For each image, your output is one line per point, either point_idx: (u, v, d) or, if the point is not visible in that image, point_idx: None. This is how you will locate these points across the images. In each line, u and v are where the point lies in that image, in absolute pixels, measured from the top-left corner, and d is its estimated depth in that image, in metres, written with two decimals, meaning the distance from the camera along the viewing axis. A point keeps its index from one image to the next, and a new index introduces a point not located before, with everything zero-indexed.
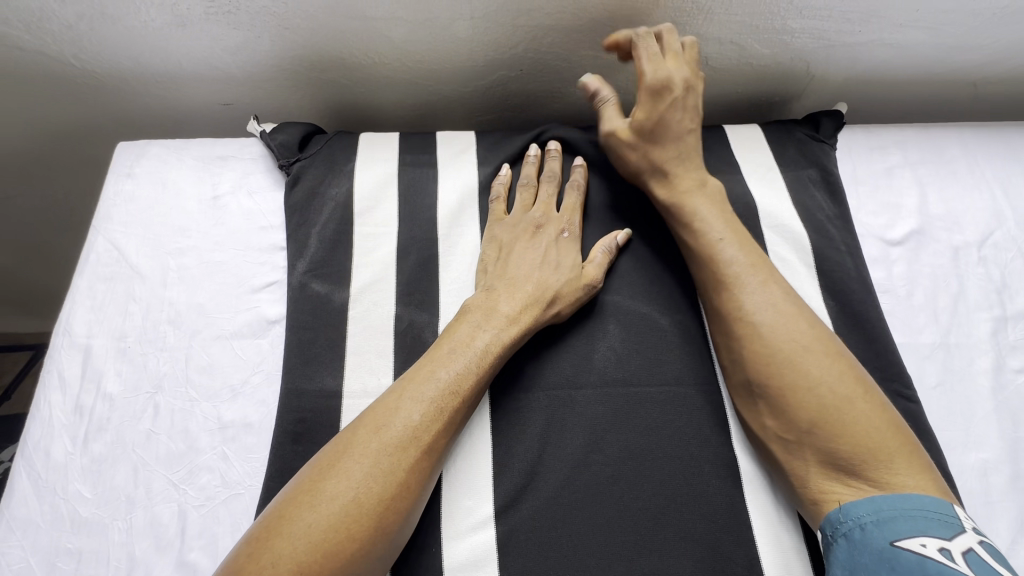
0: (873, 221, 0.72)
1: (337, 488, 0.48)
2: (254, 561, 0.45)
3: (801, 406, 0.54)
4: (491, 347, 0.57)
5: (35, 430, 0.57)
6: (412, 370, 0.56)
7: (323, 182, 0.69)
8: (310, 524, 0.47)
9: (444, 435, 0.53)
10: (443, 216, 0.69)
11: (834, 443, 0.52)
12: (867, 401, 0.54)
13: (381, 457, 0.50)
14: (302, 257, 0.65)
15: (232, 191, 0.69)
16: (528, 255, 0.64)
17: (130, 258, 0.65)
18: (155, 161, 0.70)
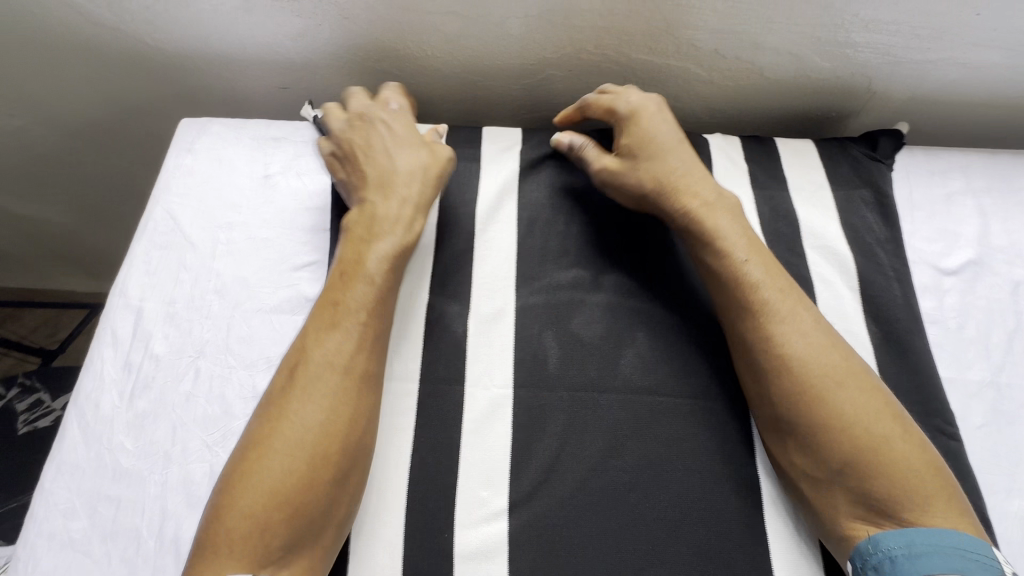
0: (927, 248, 0.69)
1: (281, 434, 0.52)
2: (217, 517, 0.49)
3: (833, 446, 0.52)
4: (382, 257, 0.60)
5: (88, 382, 0.61)
6: (321, 311, 0.58)
7: None
8: (269, 469, 0.51)
9: (365, 355, 0.56)
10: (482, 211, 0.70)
11: (869, 485, 0.50)
12: (905, 439, 0.52)
13: (316, 394, 0.53)
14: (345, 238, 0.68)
15: (283, 172, 0.72)
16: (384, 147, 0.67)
17: (184, 228, 0.68)
18: (214, 138, 0.74)
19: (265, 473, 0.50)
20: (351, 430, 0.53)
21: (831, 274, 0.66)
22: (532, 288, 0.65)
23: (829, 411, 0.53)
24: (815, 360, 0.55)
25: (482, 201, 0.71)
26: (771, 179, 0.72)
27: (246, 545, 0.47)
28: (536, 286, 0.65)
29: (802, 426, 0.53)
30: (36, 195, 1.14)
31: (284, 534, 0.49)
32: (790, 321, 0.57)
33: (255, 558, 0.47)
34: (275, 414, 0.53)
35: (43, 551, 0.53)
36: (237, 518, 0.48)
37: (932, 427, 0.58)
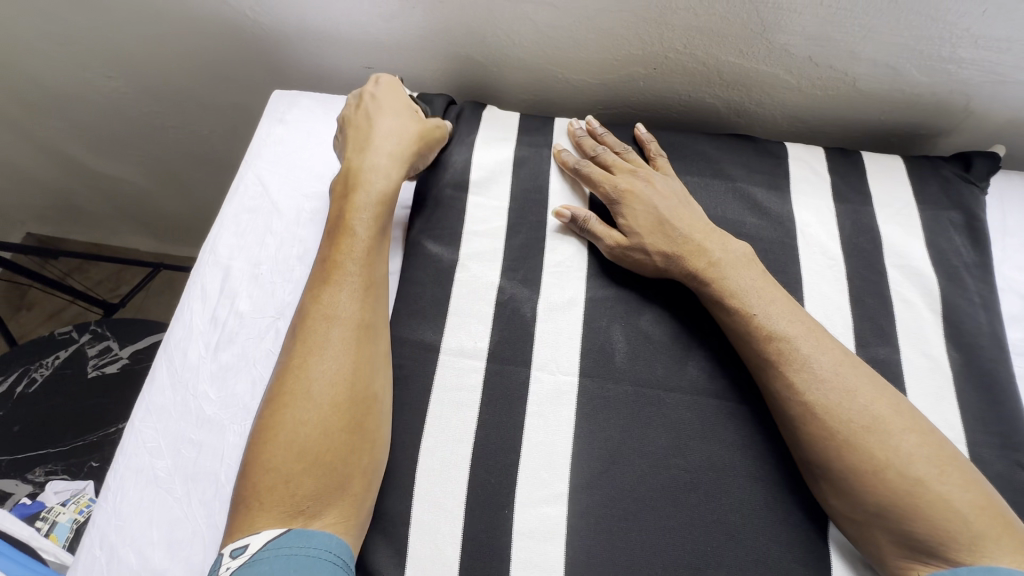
0: (1016, 277, 0.66)
1: (300, 393, 0.55)
2: (253, 478, 0.52)
3: (869, 489, 0.51)
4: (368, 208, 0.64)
5: (177, 331, 0.64)
6: (323, 273, 0.61)
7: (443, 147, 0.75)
8: (287, 426, 0.54)
9: (364, 310, 0.60)
10: (557, 201, 0.71)
11: (911, 525, 0.49)
12: (951, 474, 0.51)
13: (327, 354, 0.57)
14: (419, 214, 0.71)
15: None
16: (381, 117, 0.70)
17: (272, 195, 0.71)
18: (305, 111, 0.77)
19: (282, 435, 0.53)
20: (357, 378, 0.56)
21: (913, 295, 0.64)
22: (602, 280, 0.66)
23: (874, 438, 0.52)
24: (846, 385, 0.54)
25: (558, 191, 0.71)
26: (854, 193, 0.71)
27: (274, 503, 0.50)
28: (606, 280, 0.66)
29: (838, 450, 0.52)
30: (122, 155, 1.20)
31: (309, 485, 0.52)
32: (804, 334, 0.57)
33: (286, 515, 0.50)
34: (282, 380, 0.56)
35: (132, 483, 0.57)
36: (263, 476, 0.52)
37: (1010, 460, 0.57)
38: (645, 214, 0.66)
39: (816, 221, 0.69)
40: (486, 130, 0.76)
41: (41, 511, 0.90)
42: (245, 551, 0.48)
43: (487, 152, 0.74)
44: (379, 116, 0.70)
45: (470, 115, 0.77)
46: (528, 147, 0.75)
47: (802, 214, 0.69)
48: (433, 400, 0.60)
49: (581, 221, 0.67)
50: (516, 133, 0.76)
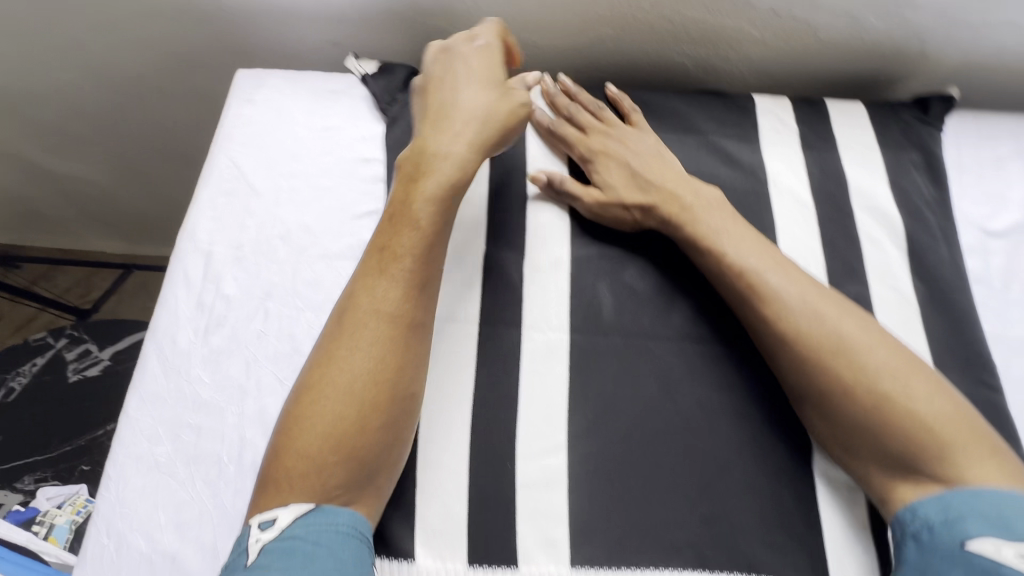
0: (973, 210, 0.70)
1: (341, 384, 0.53)
2: (282, 459, 0.51)
3: (855, 407, 0.54)
4: (433, 195, 0.59)
5: (162, 319, 0.64)
6: (375, 257, 0.58)
7: (418, 120, 0.73)
8: (324, 415, 0.52)
9: (416, 306, 0.56)
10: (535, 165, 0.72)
11: (893, 439, 0.52)
12: (934, 393, 0.53)
13: (375, 345, 0.54)
14: (399, 187, 0.70)
15: (342, 125, 0.73)
16: (461, 80, 0.65)
17: (247, 176, 0.70)
18: (272, 91, 0.76)
19: (318, 422, 0.52)
20: (398, 375, 0.54)
21: (880, 234, 0.68)
22: (586, 240, 0.67)
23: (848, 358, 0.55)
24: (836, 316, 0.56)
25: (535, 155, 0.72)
26: (821, 140, 0.73)
27: (302, 484, 0.50)
28: (589, 239, 0.67)
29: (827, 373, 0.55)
30: (80, 151, 1.15)
31: (339, 473, 0.51)
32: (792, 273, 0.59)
33: (311, 493, 0.50)
34: (310, 370, 0.55)
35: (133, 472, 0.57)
36: (291, 457, 0.51)
37: (973, 378, 0.60)
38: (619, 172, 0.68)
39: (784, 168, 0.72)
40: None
41: (36, 516, 0.88)
42: (274, 526, 0.48)
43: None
44: (463, 89, 0.64)
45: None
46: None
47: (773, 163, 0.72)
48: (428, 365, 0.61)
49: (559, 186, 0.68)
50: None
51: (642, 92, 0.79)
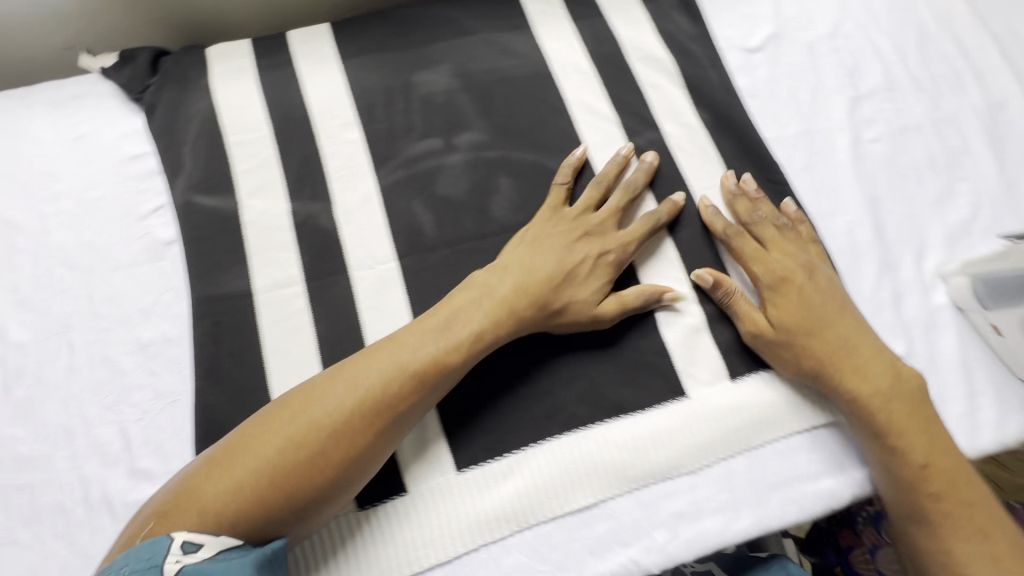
0: (733, 34, 0.86)
1: (271, 447, 0.59)
2: (172, 514, 0.55)
3: (820, 350, 0.70)
4: (423, 362, 0.64)
5: (1, 395, 0.64)
6: (376, 351, 0.64)
7: (178, 100, 0.77)
8: (248, 469, 0.57)
9: (364, 438, 0.61)
10: (326, 133, 0.76)
11: (812, 362, 0.69)
12: (850, 325, 0.71)
13: (300, 437, 0.59)
14: (182, 174, 0.73)
15: (93, 129, 0.76)
16: (551, 245, 0.71)
17: (2, 212, 0.72)
18: (8, 113, 0.77)
19: (242, 476, 0.57)
20: (349, 456, 0.60)
21: (659, 79, 0.81)
22: (391, 166, 0.75)
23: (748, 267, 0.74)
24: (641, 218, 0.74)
25: (324, 124, 0.76)
26: (587, 11, 0.85)
27: (210, 526, 0.55)
28: (391, 167, 0.75)
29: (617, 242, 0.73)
30: None
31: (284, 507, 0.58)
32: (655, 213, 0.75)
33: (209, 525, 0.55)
34: (246, 431, 0.60)
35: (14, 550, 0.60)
36: (200, 505, 0.56)
37: (764, 180, 0.79)
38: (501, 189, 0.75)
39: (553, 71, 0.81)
40: (234, 91, 0.77)
41: None
42: (198, 548, 0.54)
43: (244, 110, 0.76)
44: (549, 253, 0.71)
45: (214, 80, 0.78)
46: (281, 94, 0.77)
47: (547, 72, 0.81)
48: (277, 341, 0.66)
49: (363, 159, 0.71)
50: (263, 84, 0.78)
51: (389, 21, 0.85)
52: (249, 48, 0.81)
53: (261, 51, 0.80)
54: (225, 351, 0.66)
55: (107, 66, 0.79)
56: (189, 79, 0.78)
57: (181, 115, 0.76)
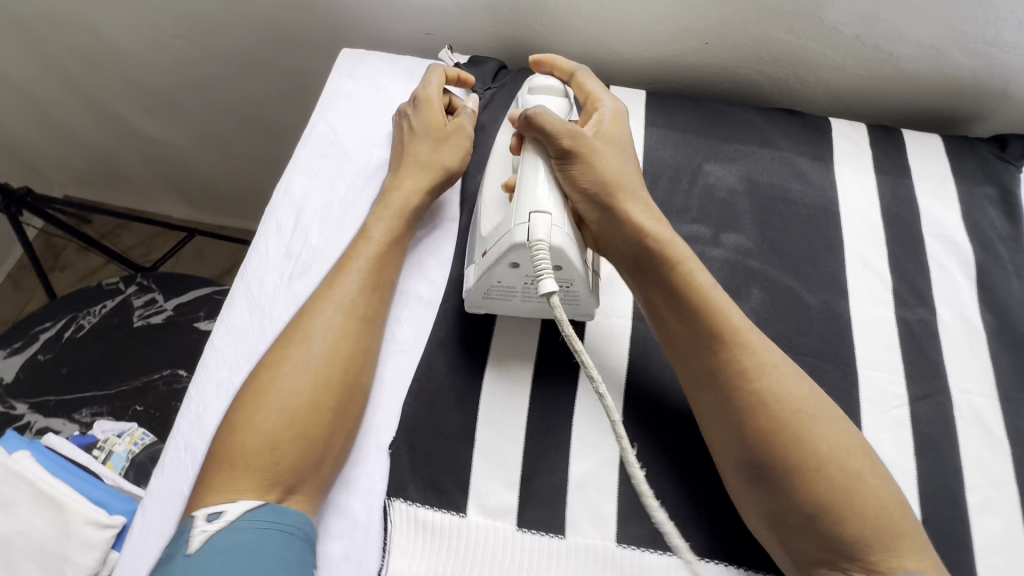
0: None
1: (309, 345, 0.49)
2: (268, 364, 0.49)
3: (841, 494, 0.41)
4: (391, 243, 0.56)
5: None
6: (357, 247, 0.55)
7: (889, 210, 0.61)
8: (309, 344, 0.49)
9: (365, 319, 0.52)
10: (959, 408, 0.52)
11: (844, 525, 0.40)
12: (870, 470, 0.42)
13: (337, 305, 0.51)
14: (808, 262, 0.58)
15: (804, 144, 0.65)
16: (613, 157, 0.54)
17: (681, 114, 0.67)
18: (772, 67, 0.71)
19: (290, 360, 0.49)
20: (334, 392, 0.48)
21: None
22: (987, 528, 0.48)
23: (783, 440, 0.43)
24: (791, 398, 0.44)
25: (971, 398, 0.52)
26: None
27: (265, 429, 0.45)
28: (988, 533, 0.48)
29: (727, 423, 0.45)
30: None
31: (295, 456, 0.45)
32: (815, 443, 0.42)
33: (274, 430, 0.45)
34: (326, 364, 0.49)
35: (286, 214, 0.61)
36: (261, 388, 0.47)
37: None
38: (595, 159, 0.52)
39: (496, 223, 0.52)
40: (936, 269, 0.58)
41: None
42: (221, 518, 0.41)
43: (922, 291, 0.57)
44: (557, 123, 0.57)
45: (931, 239, 0.60)
46: (970, 324, 0.56)
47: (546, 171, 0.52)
48: (655, 464, 0.50)
49: (537, 121, 0.52)
50: (970, 297, 0.57)
51: None
52: (1014, 247, 0.59)
53: (1013, 273, 0.58)
54: (651, 409, 0.51)
55: (875, 127, 0.67)
56: (910, 209, 0.61)
57: (870, 225, 0.60)
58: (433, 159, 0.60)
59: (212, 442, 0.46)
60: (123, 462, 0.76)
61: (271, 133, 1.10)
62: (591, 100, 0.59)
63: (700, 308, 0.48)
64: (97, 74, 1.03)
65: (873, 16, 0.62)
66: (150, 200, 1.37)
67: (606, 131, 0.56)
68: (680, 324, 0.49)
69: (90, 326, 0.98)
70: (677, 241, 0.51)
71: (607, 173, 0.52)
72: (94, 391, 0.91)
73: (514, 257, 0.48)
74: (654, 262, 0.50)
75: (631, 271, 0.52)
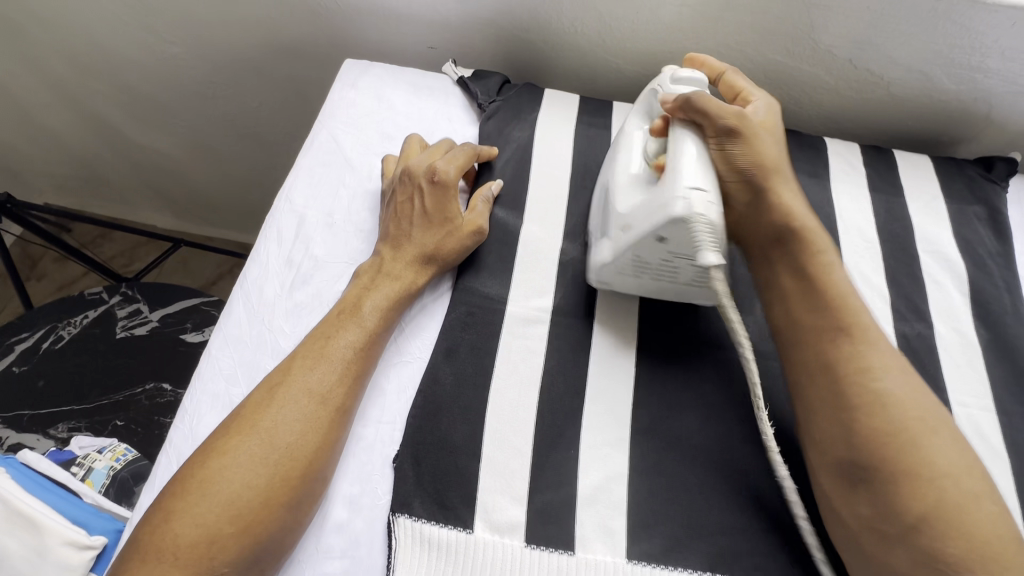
0: None
1: (277, 425, 0.45)
2: (227, 439, 0.45)
3: (944, 504, 0.40)
4: (378, 310, 0.52)
5: (500, 206, 0.61)
6: (342, 312, 0.52)
7: (884, 227, 0.63)
8: (277, 424, 0.45)
9: (344, 395, 0.48)
10: (959, 420, 0.53)
11: (948, 540, 0.40)
12: (977, 488, 0.42)
13: (314, 381, 0.48)
14: None
15: (802, 162, 0.67)
16: (766, 144, 0.54)
17: None
18: (767, 88, 0.73)
19: (253, 441, 0.45)
20: (293, 481, 0.44)
21: None
22: None
23: (896, 446, 0.42)
24: (913, 404, 0.44)
25: (969, 411, 0.53)
26: None
27: (211, 515, 0.41)
28: None
29: (838, 418, 0.45)
30: None
31: (231, 556, 0.41)
32: (924, 453, 0.42)
33: (217, 520, 0.41)
34: (292, 448, 0.45)
35: (287, 223, 0.60)
36: (213, 469, 0.43)
37: None
38: (758, 142, 0.53)
39: (638, 202, 0.51)
40: (931, 285, 0.60)
41: None
42: None
43: (919, 306, 0.58)
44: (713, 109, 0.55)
45: (926, 256, 0.61)
46: (965, 338, 0.57)
47: (699, 146, 0.50)
48: (663, 478, 0.49)
49: (697, 104, 0.51)
50: (964, 312, 0.58)
51: None
52: (1004, 263, 0.61)
53: (1004, 288, 0.60)
54: (659, 421, 0.51)
55: (867, 147, 0.69)
56: (904, 226, 0.63)
57: (866, 241, 0.62)
58: (421, 246, 0.56)
59: (150, 518, 0.42)
60: (104, 479, 0.72)
61: (265, 142, 1.09)
62: (741, 94, 0.58)
63: (841, 300, 0.49)
64: (88, 80, 1.02)
65: (864, 42, 0.65)
66: (135, 209, 1.34)
67: (763, 121, 0.56)
68: (813, 315, 0.49)
69: (70, 337, 0.94)
70: (821, 233, 0.52)
71: (765, 156, 0.53)
72: (73, 405, 0.87)
73: (666, 232, 0.48)
74: (793, 246, 0.52)
75: (766, 249, 0.54)
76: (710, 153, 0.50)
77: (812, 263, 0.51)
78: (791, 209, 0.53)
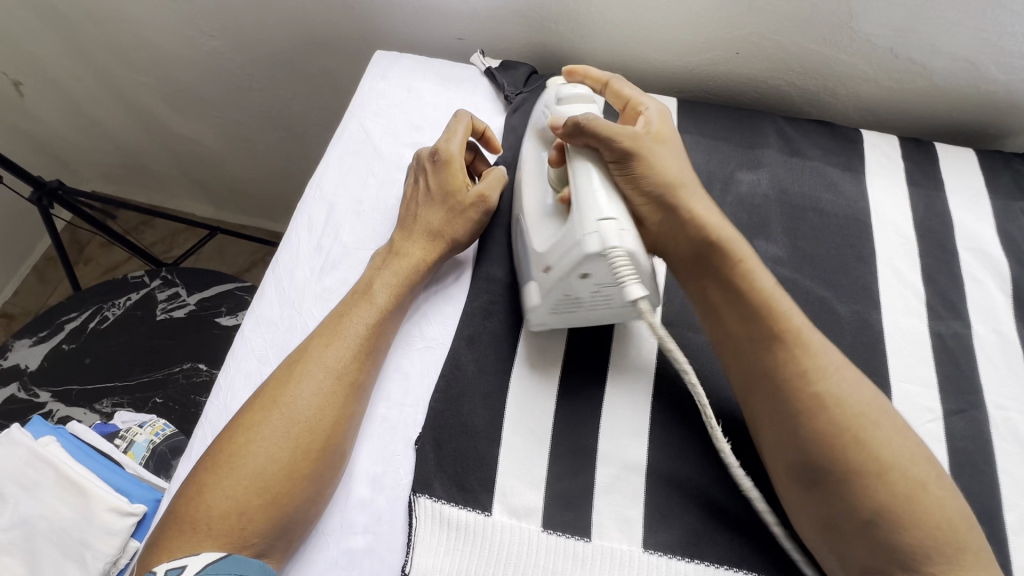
0: None
1: (294, 401, 0.47)
2: (248, 417, 0.47)
3: (904, 507, 0.41)
4: (394, 290, 0.54)
5: None
6: (356, 295, 0.53)
7: (922, 222, 0.61)
8: (295, 400, 0.47)
9: (361, 370, 0.50)
10: (995, 423, 0.51)
11: (905, 535, 0.40)
12: (936, 486, 0.42)
13: (329, 358, 0.49)
14: (840, 273, 0.58)
15: (837, 156, 0.65)
16: (668, 158, 0.53)
17: (711, 124, 0.68)
18: (802, 79, 0.71)
19: (272, 419, 0.46)
20: (311, 455, 0.46)
21: None
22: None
23: (842, 445, 0.42)
24: (858, 404, 0.44)
25: (1007, 414, 0.51)
26: None
27: (241, 488, 0.44)
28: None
29: (788, 427, 0.44)
30: None
31: (260, 526, 0.43)
32: (876, 460, 0.42)
33: (246, 494, 0.44)
34: (309, 423, 0.47)
35: (317, 210, 0.62)
36: (237, 446, 0.45)
37: None
38: (656, 159, 0.52)
39: (554, 240, 0.50)
40: (971, 283, 0.57)
41: None
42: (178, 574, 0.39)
43: (956, 304, 0.56)
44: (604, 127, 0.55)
45: (966, 253, 0.59)
46: (1004, 338, 0.55)
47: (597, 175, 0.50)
48: (681, 469, 0.49)
49: (588, 130, 0.50)
50: (1005, 312, 0.56)
51: None
52: None
53: None
54: (678, 413, 0.51)
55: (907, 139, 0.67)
56: (944, 222, 0.61)
57: (902, 236, 0.60)
58: (429, 224, 0.57)
59: (182, 495, 0.44)
60: (144, 451, 0.77)
61: (299, 133, 1.12)
62: (632, 106, 0.59)
63: (773, 309, 0.47)
64: (135, 74, 1.06)
65: (908, 30, 0.63)
66: (175, 197, 1.39)
67: (657, 132, 0.56)
68: (738, 323, 0.49)
69: (115, 318, 0.99)
70: (743, 244, 0.51)
71: (669, 173, 0.52)
72: (117, 382, 0.92)
73: (586, 267, 0.47)
74: (716, 261, 0.50)
75: (691, 265, 0.52)
76: (610, 180, 0.50)
77: (729, 282, 0.49)
78: (710, 222, 0.51)
